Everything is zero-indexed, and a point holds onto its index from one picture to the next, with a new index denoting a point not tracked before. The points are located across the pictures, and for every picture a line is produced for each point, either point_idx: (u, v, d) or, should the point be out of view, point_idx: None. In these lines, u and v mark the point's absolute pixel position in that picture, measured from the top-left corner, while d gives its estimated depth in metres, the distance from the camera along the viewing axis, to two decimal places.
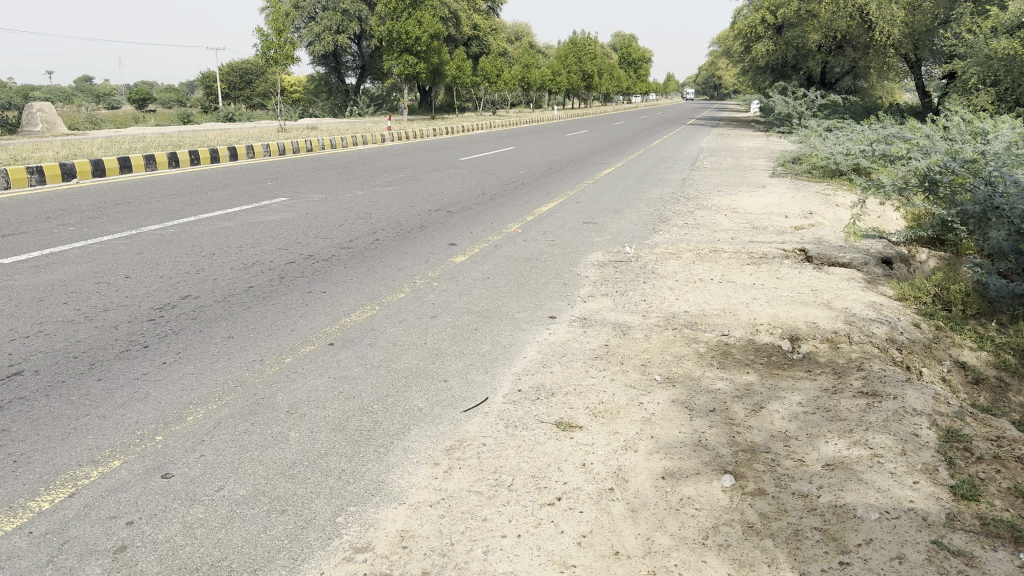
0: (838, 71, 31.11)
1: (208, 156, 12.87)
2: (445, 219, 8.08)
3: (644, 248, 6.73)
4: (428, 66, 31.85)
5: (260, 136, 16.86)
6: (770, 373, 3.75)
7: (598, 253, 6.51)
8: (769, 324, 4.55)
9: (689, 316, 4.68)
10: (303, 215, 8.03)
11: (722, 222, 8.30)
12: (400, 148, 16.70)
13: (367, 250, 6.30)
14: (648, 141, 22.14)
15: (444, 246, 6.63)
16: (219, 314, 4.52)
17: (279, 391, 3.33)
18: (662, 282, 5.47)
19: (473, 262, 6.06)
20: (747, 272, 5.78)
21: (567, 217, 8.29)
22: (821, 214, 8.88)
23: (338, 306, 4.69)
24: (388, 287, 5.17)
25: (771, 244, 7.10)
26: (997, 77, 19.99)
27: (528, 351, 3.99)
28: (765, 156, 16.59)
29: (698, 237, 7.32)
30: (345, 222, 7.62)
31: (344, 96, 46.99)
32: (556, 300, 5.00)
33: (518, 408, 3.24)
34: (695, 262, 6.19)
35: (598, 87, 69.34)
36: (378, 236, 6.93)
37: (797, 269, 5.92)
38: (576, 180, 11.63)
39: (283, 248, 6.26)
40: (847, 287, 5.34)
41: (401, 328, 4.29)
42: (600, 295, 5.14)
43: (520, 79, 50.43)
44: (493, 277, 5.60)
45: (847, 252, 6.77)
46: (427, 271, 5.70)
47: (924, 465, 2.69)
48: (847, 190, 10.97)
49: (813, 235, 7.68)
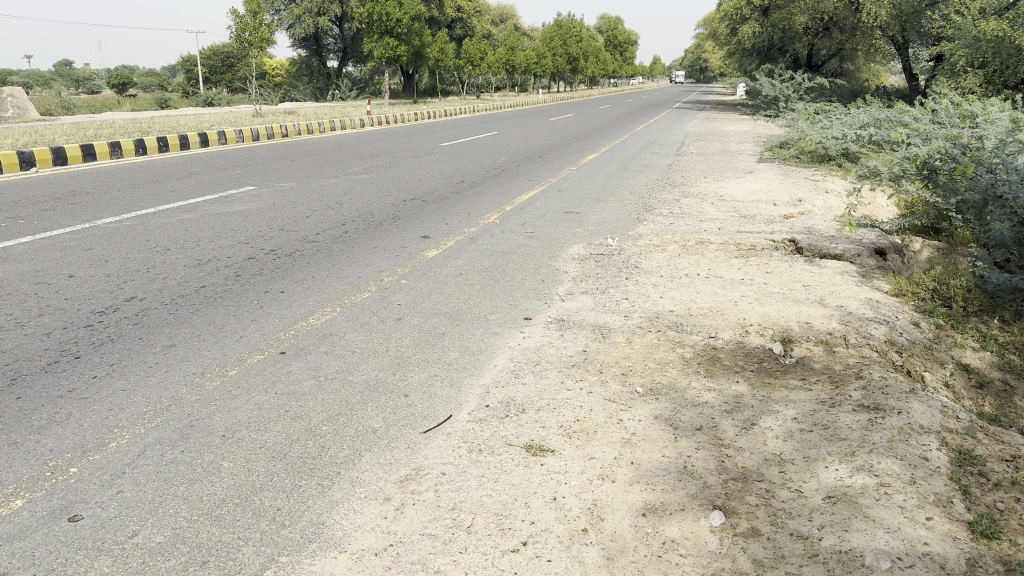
0: (825, 53, 30.85)
1: (177, 142, 12.41)
2: (419, 209, 7.73)
3: (627, 240, 6.40)
4: (409, 49, 31.29)
5: (235, 121, 16.39)
6: (762, 382, 3.44)
7: (578, 246, 6.17)
8: (759, 325, 4.24)
9: (674, 316, 4.37)
10: (270, 205, 7.65)
11: (708, 210, 7.99)
12: (379, 134, 16.25)
13: (333, 244, 5.95)
14: (634, 124, 21.83)
15: (417, 238, 6.28)
16: (164, 318, 4.16)
17: (217, 413, 3.03)
18: (645, 278, 5.14)
19: (446, 256, 5.72)
20: (735, 266, 5.47)
21: (547, 206, 7.95)
22: (811, 202, 8.59)
23: (295, 307, 4.35)
24: (351, 285, 4.84)
25: (759, 235, 6.79)
26: (984, 59, 19.85)
27: (498, 358, 3.67)
28: (751, 140, 16.29)
29: (684, 228, 7.00)
30: (314, 214, 7.25)
31: (326, 80, 46.28)
32: (531, 300, 4.67)
33: (484, 428, 2.91)
34: (681, 255, 5.87)
35: (584, 70, 68.86)
36: (347, 228, 6.57)
37: (788, 262, 5.61)
38: (559, 167, 11.28)
39: (244, 243, 5.91)
40: (841, 282, 5.04)
41: (360, 333, 3.95)
42: (579, 294, 4.80)
43: (505, 61, 49.90)
44: (466, 273, 5.26)
45: (839, 243, 6.47)
46: (396, 266, 5.35)
47: (937, 496, 2.38)
48: (836, 176, 10.70)
49: (803, 224, 7.39)
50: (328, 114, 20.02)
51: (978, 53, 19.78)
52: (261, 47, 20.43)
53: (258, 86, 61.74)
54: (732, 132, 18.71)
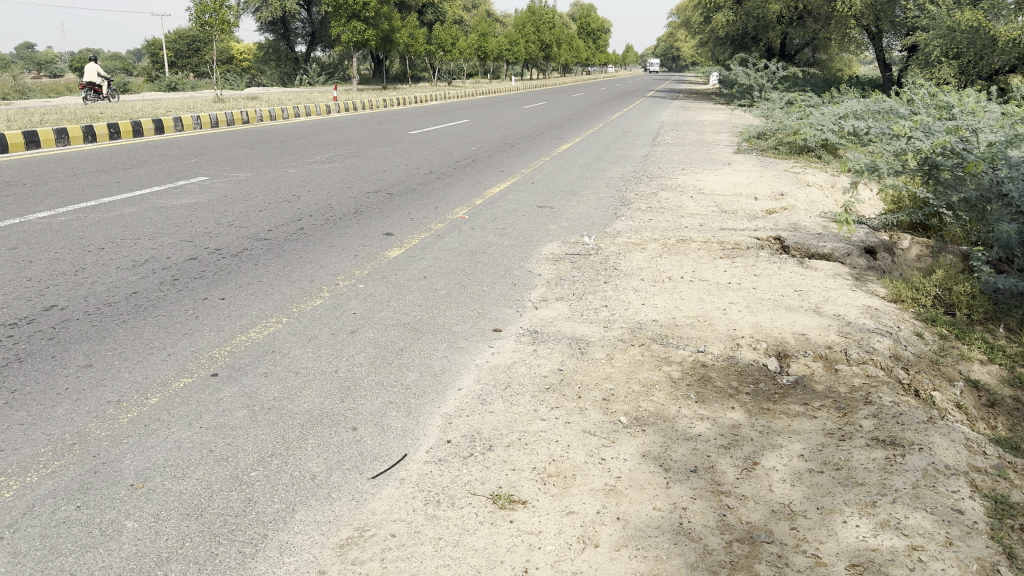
0: (798, 42, 30.69)
1: (130, 129, 11.77)
2: (383, 202, 7.24)
3: (605, 238, 5.99)
4: (377, 33, 30.55)
5: (193, 107, 15.71)
6: (761, 408, 3.05)
7: (553, 245, 5.75)
8: (752, 336, 3.85)
9: (659, 327, 3.96)
10: (221, 198, 7.13)
11: (688, 205, 7.62)
12: (345, 121, 15.67)
13: (286, 241, 5.47)
14: (608, 113, 21.43)
15: (378, 236, 5.81)
16: (85, 331, 3.67)
17: (129, 455, 2.58)
18: (625, 282, 4.73)
19: (410, 256, 5.25)
20: (721, 267, 5.09)
21: (519, 200, 7.51)
22: (793, 196, 8.25)
23: (235, 318, 3.89)
24: (301, 289, 4.38)
25: (744, 232, 6.42)
26: (959, 49, 19.74)
27: (463, 380, 3.24)
28: (728, 130, 15.97)
29: (664, 224, 6.60)
30: (268, 207, 6.75)
31: (293, 65, 45.28)
32: (502, 308, 4.24)
33: (443, 471, 2.49)
34: (662, 255, 5.47)
35: (556, 57, 68.36)
36: (303, 224, 6.09)
37: (777, 264, 5.23)
38: (532, 158, 10.84)
39: (187, 242, 5.42)
40: (835, 286, 4.67)
41: (307, 350, 3.50)
42: (554, 301, 4.38)
43: (477, 48, 49.21)
44: (430, 276, 4.81)
45: (828, 241, 6.11)
46: (354, 268, 4.89)
47: (980, 564, 2.01)
48: (817, 169, 10.39)
49: (787, 219, 7.03)
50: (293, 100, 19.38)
51: (952, 44, 19.62)
52: (223, 30, 19.69)
53: (226, 70, 60.45)
54: (707, 121, 18.37)
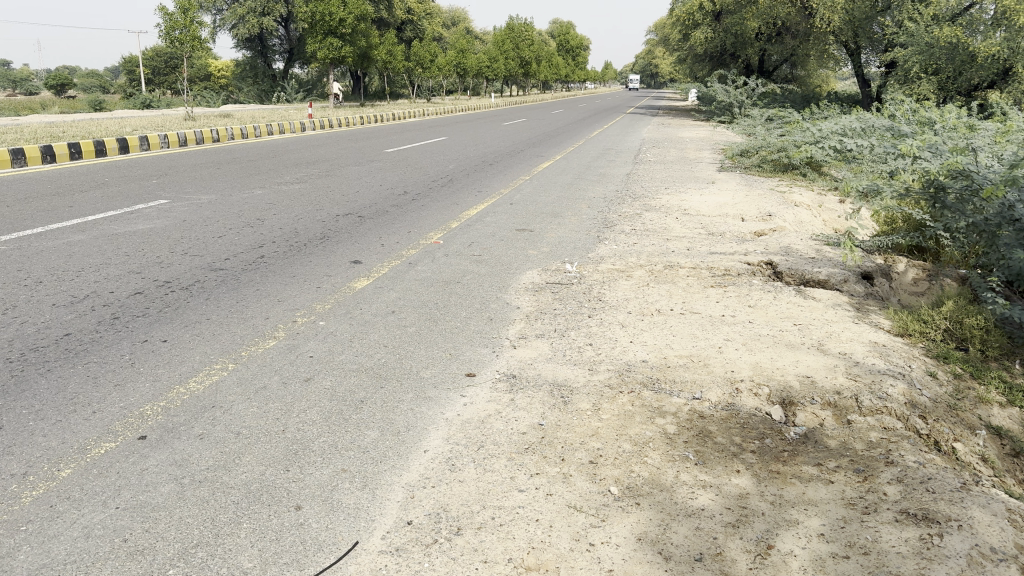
0: (777, 59, 30.71)
1: (91, 148, 11.29)
2: (352, 226, 6.84)
3: (588, 265, 5.62)
4: (353, 50, 30.20)
5: (161, 125, 15.26)
6: (770, 471, 2.67)
7: (532, 273, 5.38)
8: (752, 380, 3.48)
9: (649, 369, 3.58)
10: (179, 223, 6.70)
11: (673, 227, 7.29)
12: (319, 138, 15.25)
13: (243, 272, 5.06)
14: (589, 130, 21.18)
15: (345, 264, 5.41)
16: (1, 383, 3.25)
17: (24, 547, 2.15)
18: (610, 315, 4.35)
19: (377, 287, 4.85)
20: (712, 297, 4.73)
21: (496, 223, 7.14)
22: (781, 216, 7.95)
23: (176, 366, 3.48)
24: (253, 328, 3.98)
25: (733, 256, 6.08)
26: (937, 65, 19.71)
27: (430, 438, 2.84)
28: (709, 147, 15.74)
29: (649, 249, 6.25)
30: (228, 233, 6.32)
31: (271, 82, 44.77)
32: (476, 347, 3.85)
33: (401, 563, 2.09)
34: (649, 284, 5.11)
35: (535, 74, 68.37)
36: (263, 252, 5.67)
37: (772, 293, 4.89)
38: (510, 176, 10.49)
39: (134, 274, 5.00)
40: (837, 320, 4.32)
41: (253, 405, 3.09)
42: (534, 338, 4.00)
43: (456, 64, 49.01)
44: (398, 310, 4.41)
45: (822, 266, 5.78)
46: (315, 302, 4.48)
47: None
48: (802, 188, 10.12)
49: (777, 241, 6.71)
50: (266, 117, 18.94)
51: (931, 60, 19.53)
52: (193, 46, 19.25)
53: (202, 87, 59.81)
54: (688, 138, 18.16)
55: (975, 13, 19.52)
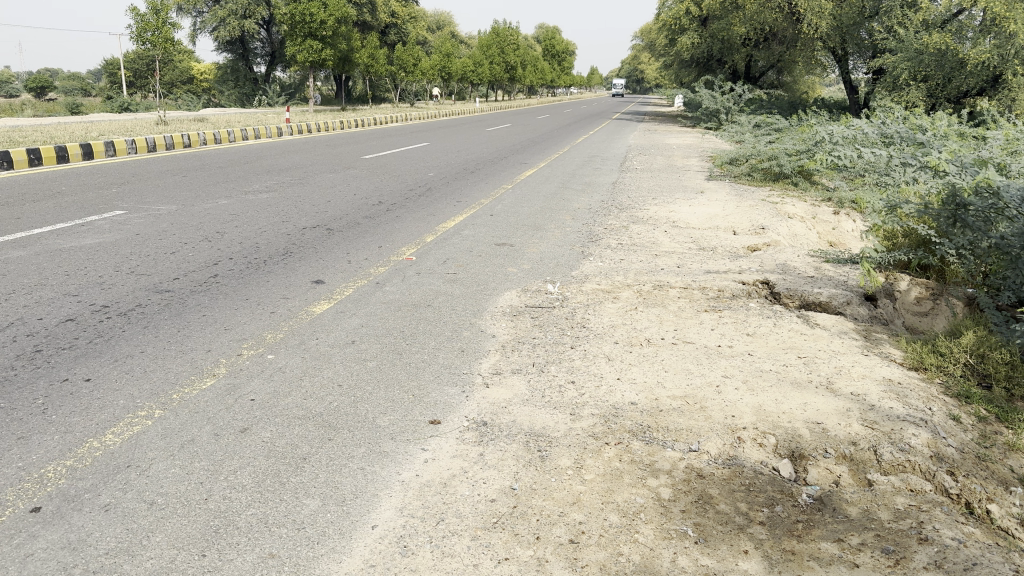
0: (763, 65, 30.51)
1: (53, 154, 10.76)
2: (320, 240, 6.38)
3: (571, 285, 5.19)
4: (335, 53, 29.71)
5: (132, 129, 14.72)
6: (784, 551, 2.24)
7: (511, 294, 4.94)
8: (755, 428, 3.06)
9: (639, 413, 3.15)
10: (131, 237, 6.22)
11: (662, 241, 6.88)
12: (295, 144, 14.78)
13: (192, 295, 4.60)
14: (574, 136, 20.80)
15: (305, 284, 4.96)
16: None
17: None
18: (594, 345, 3.92)
19: (338, 311, 4.40)
20: (707, 324, 4.31)
21: (474, 236, 6.71)
22: (775, 229, 7.56)
23: (93, 414, 3.02)
24: (192, 364, 3.52)
25: (727, 275, 5.67)
26: (927, 73, 19.46)
27: (379, 508, 2.40)
28: (697, 155, 15.40)
29: (637, 266, 5.83)
30: (183, 249, 5.86)
31: (253, 86, 44.17)
32: (444, 385, 3.41)
33: None
34: (637, 307, 4.69)
35: (520, 79, 68.10)
36: (217, 271, 5.21)
37: (772, 319, 4.48)
38: (492, 185, 10.07)
39: (70, 297, 4.52)
40: (845, 352, 3.92)
41: (175, 465, 2.64)
42: (509, 373, 3.56)
43: (441, 68, 48.57)
44: (360, 339, 3.96)
45: (822, 285, 5.39)
46: (266, 330, 4.03)
47: None
48: (794, 198, 9.76)
49: (772, 256, 6.31)
50: (241, 122, 18.45)
51: (920, 67, 19.25)
52: (166, 49, 18.71)
53: (184, 90, 59.10)
54: (675, 145, 17.82)
55: (964, 20, 19.31)
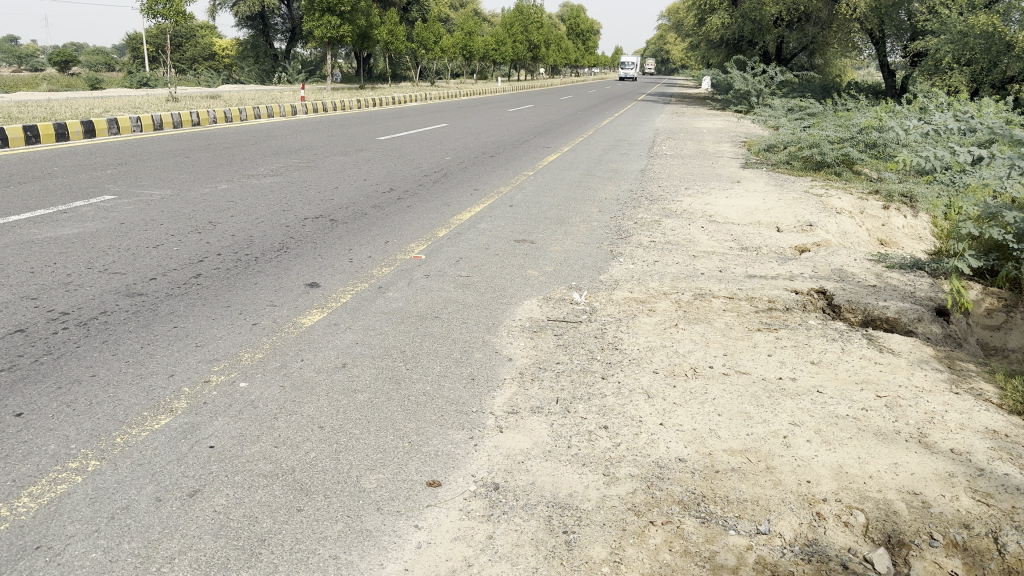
0: (795, 47, 29.45)
1: (51, 131, 10.23)
2: (320, 232, 5.78)
3: (600, 293, 4.56)
4: (353, 29, 29.04)
5: (140, 105, 14.19)
6: None
7: (532, 303, 4.33)
8: (838, 501, 2.44)
9: (690, 476, 2.53)
10: (115, 227, 5.64)
11: (699, 238, 6.22)
12: (307, 124, 14.18)
13: (166, 302, 4.01)
14: (600, 118, 20.05)
15: (298, 287, 4.36)
16: None
17: None
18: (631, 373, 3.28)
19: (332, 324, 3.80)
20: (762, 348, 3.66)
21: (492, 231, 6.09)
22: (824, 226, 6.87)
23: (13, 464, 2.44)
24: (148, 396, 2.94)
25: (775, 282, 5.01)
26: (972, 56, 18.34)
27: None
28: (728, 140, 14.61)
29: (674, 269, 5.18)
30: (168, 242, 5.27)
31: (272, 62, 43.67)
32: (447, 428, 2.80)
33: None
34: (678, 323, 4.04)
35: (544, 59, 67.17)
36: (201, 270, 4.63)
37: (838, 341, 3.83)
38: (512, 171, 9.43)
39: (27, 301, 3.94)
40: (933, 390, 3.26)
41: (98, 548, 2.05)
42: (528, 413, 2.93)
43: (463, 46, 47.73)
44: (354, 361, 3.36)
45: (887, 297, 4.72)
46: (243, 350, 3.43)
47: None
48: (839, 190, 9.04)
49: (824, 260, 5.64)
50: (255, 99, 17.93)
51: (965, 50, 18.18)
52: (177, 21, 18.13)
53: (205, 68, 58.91)
54: (704, 130, 17.03)
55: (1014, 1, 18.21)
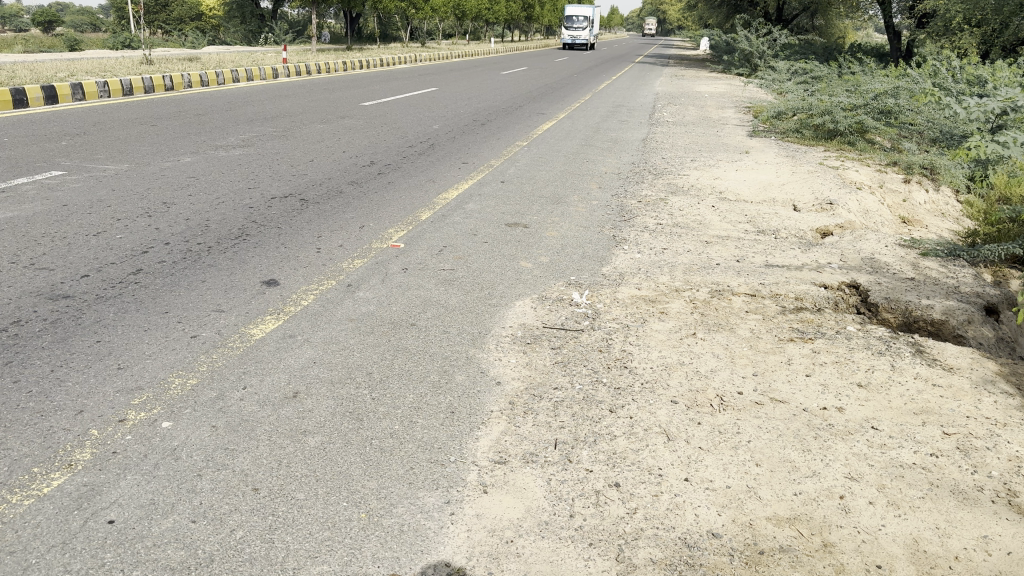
0: (797, 7, 28.50)
1: (7, 97, 9.49)
2: (287, 215, 5.15)
3: (604, 291, 3.96)
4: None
5: (112, 68, 13.43)
6: None
7: (526, 305, 3.73)
8: None
9: (728, 560, 1.96)
10: (55, 210, 5.00)
11: (711, 219, 5.62)
12: (288, 87, 13.43)
13: (92, 309, 3.39)
14: (596, 82, 19.31)
15: (252, 287, 3.75)
16: None
17: None
18: (646, 404, 2.70)
19: (287, 336, 3.20)
20: (798, 366, 3.08)
21: (481, 212, 5.46)
22: (845, 205, 6.27)
23: None
24: (42, 446, 2.33)
25: (801, 274, 4.42)
26: (983, 17, 17.57)
27: None
28: (732, 105, 13.92)
29: (685, 259, 4.58)
30: (111, 228, 4.63)
31: (259, 23, 42.43)
32: (416, 487, 2.21)
33: None
34: (696, 329, 3.46)
35: (539, 18, 65.83)
36: (143, 264, 4.01)
37: (885, 355, 3.25)
38: (504, 142, 8.77)
39: None
40: (1011, 426, 2.68)
41: None
42: (520, 463, 2.34)
43: (455, 6, 46.51)
44: (309, 389, 2.76)
45: (930, 294, 4.14)
46: (174, 374, 2.82)
47: None
48: (855, 163, 8.41)
49: (852, 246, 5.04)
50: (236, 61, 17.12)
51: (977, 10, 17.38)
52: None
53: (190, 28, 57.34)
54: (704, 95, 16.28)
55: None
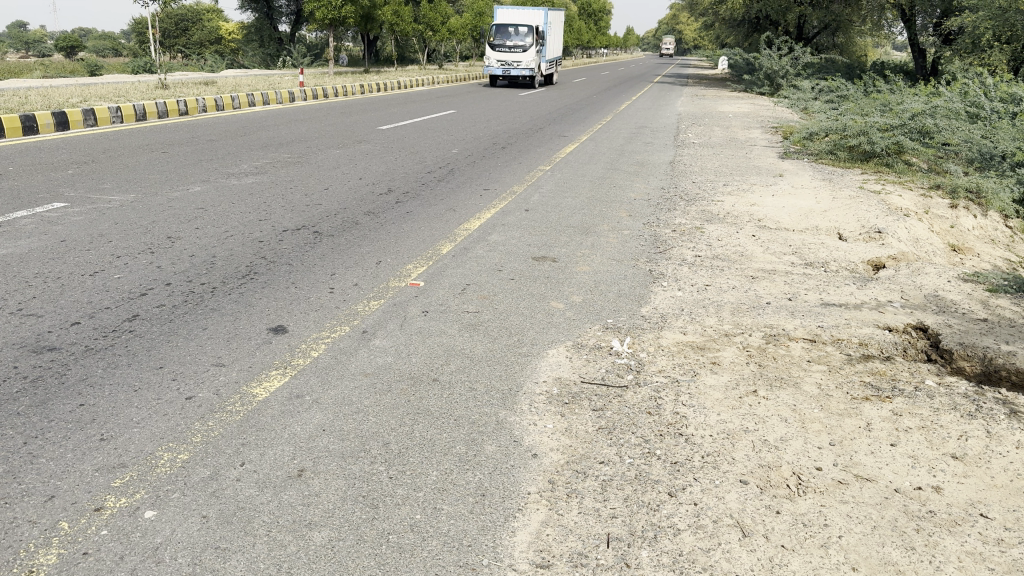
0: (818, 25, 28.14)
1: (18, 124, 9.29)
2: (299, 249, 4.81)
3: (645, 336, 3.57)
4: (355, 10, 28.07)
5: (128, 93, 13.27)
6: None
7: (560, 355, 3.34)
8: None
9: None
10: (52, 246, 4.69)
11: (753, 251, 5.22)
12: (304, 111, 13.21)
13: (79, 364, 3.04)
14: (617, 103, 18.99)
15: (258, 335, 3.39)
16: None
17: None
18: (711, 486, 2.30)
19: (294, 397, 2.83)
20: (878, 433, 2.66)
21: (505, 245, 5.09)
22: (894, 232, 5.85)
23: None
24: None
25: (861, 314, 4.01)
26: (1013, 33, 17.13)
27: None
28: (759, 125, 13.53)
29: (731, 298, 4.19)
30: (110, 266, 4.31)
31: (278, 46, 42.73)
32: None
33: None
34: (755, 384, 3.05)
35: None
36: (140, 308, 3.68)
37: (977, 417, 2.82)
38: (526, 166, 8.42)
39: None
40: None
41: None
42: (568, 567, 1.95)
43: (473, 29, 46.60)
44: (317, 466, 2.38)
45: (1009, 337, 3.71)
46: (161, 447, 2.45)
47: None
48: (896, 186, 7.99)
49: (911, 281, 4.62)
50: (253, 85, 16.96)
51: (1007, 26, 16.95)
52: None
53: (211, 52, 57.97)
54: (730, 114, 15.89)
55: None
